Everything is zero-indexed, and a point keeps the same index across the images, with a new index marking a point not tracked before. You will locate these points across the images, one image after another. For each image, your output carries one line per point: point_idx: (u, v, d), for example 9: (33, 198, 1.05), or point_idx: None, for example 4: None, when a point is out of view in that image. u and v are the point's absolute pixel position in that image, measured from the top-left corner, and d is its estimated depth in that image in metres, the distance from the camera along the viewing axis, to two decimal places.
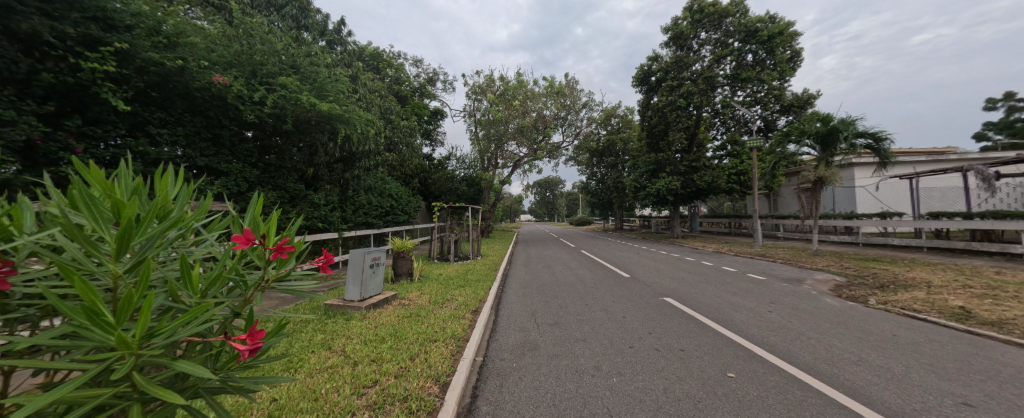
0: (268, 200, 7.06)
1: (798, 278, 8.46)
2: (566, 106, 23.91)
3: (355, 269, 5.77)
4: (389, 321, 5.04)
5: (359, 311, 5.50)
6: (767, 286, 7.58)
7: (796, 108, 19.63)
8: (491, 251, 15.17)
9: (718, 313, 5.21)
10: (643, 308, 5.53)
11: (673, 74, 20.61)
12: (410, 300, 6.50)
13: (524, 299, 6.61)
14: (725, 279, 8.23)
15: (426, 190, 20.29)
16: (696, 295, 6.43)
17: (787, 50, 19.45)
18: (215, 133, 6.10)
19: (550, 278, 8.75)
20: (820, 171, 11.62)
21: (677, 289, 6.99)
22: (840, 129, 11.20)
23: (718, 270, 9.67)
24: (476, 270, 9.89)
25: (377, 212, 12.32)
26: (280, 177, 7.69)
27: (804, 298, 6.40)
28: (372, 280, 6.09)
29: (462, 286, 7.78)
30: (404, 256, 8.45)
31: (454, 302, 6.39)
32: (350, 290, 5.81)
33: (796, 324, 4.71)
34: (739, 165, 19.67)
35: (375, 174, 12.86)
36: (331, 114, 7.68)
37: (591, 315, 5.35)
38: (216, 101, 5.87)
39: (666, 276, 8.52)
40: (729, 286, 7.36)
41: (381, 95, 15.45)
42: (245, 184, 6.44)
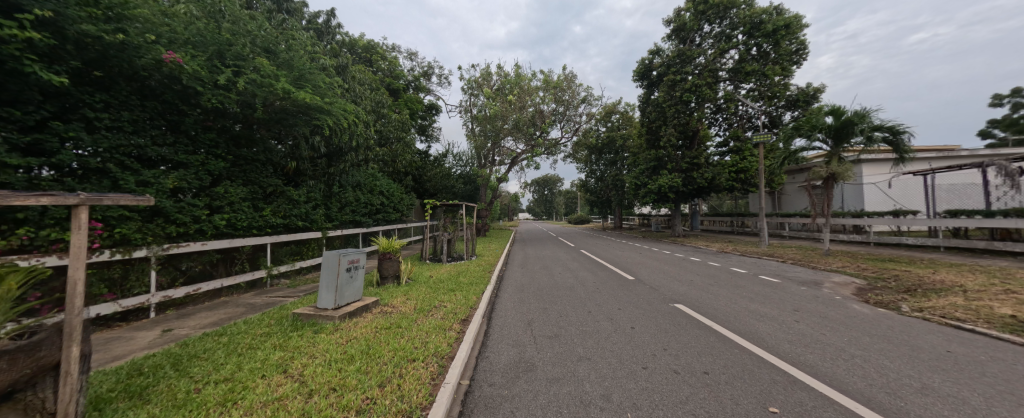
0: (238, 196, 6.40)
1: (814, 281, 7.86)
2: (565, 101, 23.25)
3: (329, 273, 5.14)
4: (363, 334, 4.40)
5: (332, 321, 4.84)
6: (784, 290, 6.98)
7: (802, 103, 19.05)
8: (486, 251, 14.54)
9: (740, 325, 4.58)
10: (653, 318, 4.89)
11: (676, 68, 20.00)
12: (392, 307, 5.86)
13: (519, 306, 5.99)
14: (737, 282, 7.61)
15: (420, 187, 19.61)
16: (709, 301, 5.81)
17: (794, 43, 18.82)
18: (173, 120, 5.40)
19: (548, 281, 8.10)
20: (833, 167, 11.04)
21: (687, 293, 6.38)
22: (854, 121, 10.60)
23: (727, 271, 9.07)
24: (469, 272, 9.26)
25: (366, 210, 11.66)
26: (253, 171, 6.98)
27: (830, 305, 5.78)
28: (349, 287, 5.44)
29: (452, 290, 7.14)
30: (390, 257, 7.83)
31: (442, 309, 5.77)
32: (324, 297, 5.14)
33: (831, 338, 4.10)
34: (740, 162, 19.17)
35: (363, 170, 12.17)
36: (310, 103, 6.96)
37: (595, 326, 4.73)
38: (172, 83, 5.18)
39: (673, 279, 7.91)
40: (743, 290, 6.75)
41: (371, 87, 14.75)
42: (208, 177, 5.78)
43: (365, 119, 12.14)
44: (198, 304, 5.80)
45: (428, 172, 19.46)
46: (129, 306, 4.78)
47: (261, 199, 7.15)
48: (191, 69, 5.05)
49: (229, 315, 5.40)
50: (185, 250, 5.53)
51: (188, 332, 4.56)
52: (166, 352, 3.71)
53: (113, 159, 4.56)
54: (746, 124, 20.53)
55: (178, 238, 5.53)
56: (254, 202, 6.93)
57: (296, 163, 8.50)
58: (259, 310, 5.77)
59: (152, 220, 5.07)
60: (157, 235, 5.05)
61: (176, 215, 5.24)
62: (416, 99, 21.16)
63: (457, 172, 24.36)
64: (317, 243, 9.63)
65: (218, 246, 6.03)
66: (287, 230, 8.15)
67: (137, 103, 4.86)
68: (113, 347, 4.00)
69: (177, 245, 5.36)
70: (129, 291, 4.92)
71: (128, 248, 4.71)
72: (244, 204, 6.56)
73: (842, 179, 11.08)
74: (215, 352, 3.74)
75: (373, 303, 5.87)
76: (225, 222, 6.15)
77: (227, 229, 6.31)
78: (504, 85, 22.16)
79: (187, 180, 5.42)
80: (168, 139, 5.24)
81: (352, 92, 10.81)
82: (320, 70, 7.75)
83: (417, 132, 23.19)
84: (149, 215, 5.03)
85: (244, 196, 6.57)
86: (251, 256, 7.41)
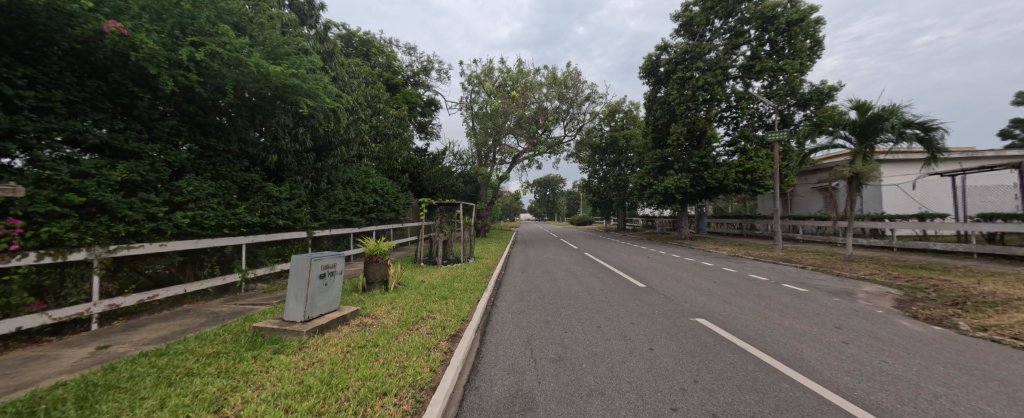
0: (205, 192, 5.72)
1: (844, 291, 7.12)
2: (568, 98, 22.53)
3: (298, 280, 4.45)
4: (331, 355, 3.69)
5: (298, 337, 4.14)
6: (814, 301, 6.25)
7: (816, 101, 18.25)
8: (485, 253, 13.83)
9: (780, 348, 3.85)
10: (675, 339, 4.16)
11: (684, 65, 19.28)
12: (374, 319, 5.17)
13: (518, 318, 5.27)
14: (760, 291, 6.88)
15: (418, 186, 18.95)
16: (734, 315, 5.08)
17: (809, 39, 18.01)
18: (123, 103, 4.72)
19: (551, 288, 7.36)
20: (857, 166, 10.36)
21: (707, 305, 5.67)
22: (882, 117, 9.80)
23: (745, 278, 8.33)
24: (464, 277, 8.56)
25: (359, 209, 10.99)
26: (225, 164, 6.30)
27: (874, 321, 5.04)
28: (323, 296, 4.73)
29: (444, 298, 6.44)
30: (378, 261, 7.17)
31: (430, 321, 5.06)
32: (292, 308, 4.44)
33: (895, 368, 3.36)
34: (748, 162, 18.09)
35: (354, 166, 11.51)
36: (286, 84, 6.30)
37: (607, 347, 4.00)
38: (121, 61, 4.50)
39: (688, 287, 7.18)
40: (769, 301, 6.01)
41: (365, 80, 14.05)
42: (167, 169, 5.09)
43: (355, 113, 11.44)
44: (154, 313, 5.12)
45: (427, 171, 18.80)
46: (63, 318, 4.10)
47: (236, 195, 6.49)
48: (140, 43, 4.37)
49: (186, 327, 4.71)
50: (139, 253, 4.86)
51: (128, 350, 3.86)
52: (80, 382, 2.99)
53: (38, 146, 3.86)
54: (756, 123, 19.53)
55: (130, 238, 4.84)
56: (226, 198, 6.26)
57: (277, 156, 7.82)
58: (221, 321, 5.09)
59: (95, 217, 4.37)
60: (100, 234, 4.35)
61: (125, 212, 4.55)
62: (414, 95, 20.54)
63: (457, 171, 23.72)
64: (301, 244, 8.93)
65: (179, 247, 5.36)
66: (267, 230, 7.49)
67: (73, 82, 4.17)
68: (27, 370, 3.30)
69: (127, 247, 4.68)
70: (66, 299, 4.23)
71: (61, 250, 4.00)
72: (213, 200, 5.88)
73: (867, 179, 10.45)
74: (142, 381, 3.03)
75: (353, 314, 5.18)
76: (188, 221, 5.48)
77: (193, 228, 5.63)
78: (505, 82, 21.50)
79: (139, 171, 4.74)
80: (115, 124, 4.56)
81: (342, 84, 10.10)
82: (300, 53, 7.10)
83: (416, 129, 22.54)
84: (89, 212, 4.34)
85: (213, 191, 5.91)
86: (222, 258, 6.73)
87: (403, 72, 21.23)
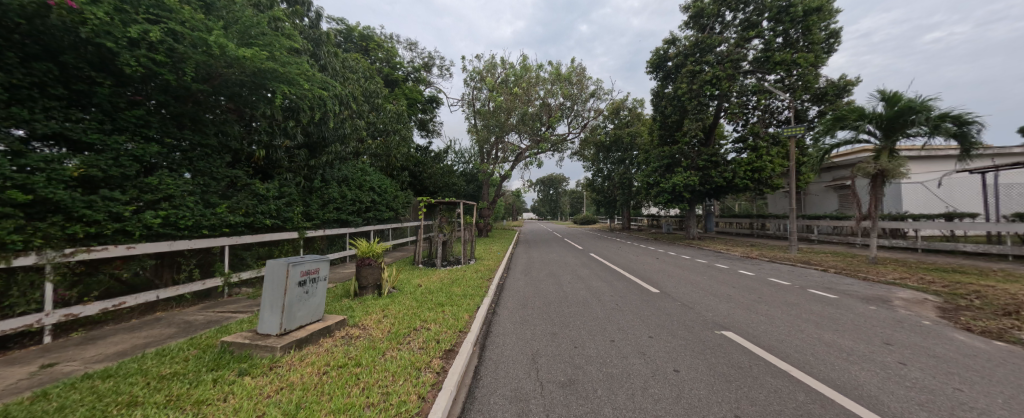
0: (179, 189, 5.23)
1: (878, 297, 6.51)
2: (573, 94, 21.93)
3: (274, 288, 3.94)
4: (304, 378, 3.16)
5: (272, 354, 3.62)
6: (849, 309, 5.66)
7: (830, 96, 17.58)
8: (487, 254, 13.29)
9: (830, 372, 3.28)
10: (703, 357, 3.61)
11: (694, 58, 18.65)
12: (361, 330, 4.65)
13: (521, 330, 4.75)
14: (786, 298, 6.29)
15: (419, 185, 18.44)
16: (764, 328, 4.52)
17: (824, 31, 17.34)
18: (81, 89, 4.23)
19: (556, 293, 6.82)
20: (883, 162, 9.75)
21: (731, 314, 5.11)
22: (912, 111, 9.19)
23: (765, 283, 7.75)
24: (464, 280, 8.03)
25: (355, 208, 10.50)
26: (202, 158, 5.80)
27: (925, 334, 4.45)
28: (303, 306, 4.21)
29: (440, 305, 5.92)
30: (370, 263, 6.70)
31: (422, 333, 4.54)
32: (266, 320, 3.93)
33: (977, 401, 2.78)
34: (756, 161, 17.21)
35: (350, 163, 11.01)
36: (263, 69, 5.77)
37: (625, 367, 3.45)
38: (76, 41, 4.01)
39: (706, 292, 6.61)
40: (799, 310, 5.44)
41: (362, 75, 13.54)
42: (133, 164, 4.60)
43: (349, 108, 10.94)
44: (121, 323, 4.64)
45: (427, 169, 18.32)
46: (6, 330, 3.60)
47: (216, 192, 6.00)
48: (96, 21, 3.87)
49: (150, 339, 4.19)
50: (102, 257, 4.37)
51: (74, 369, 3.35)
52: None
53: None
54: (768, 120, 18.82)
55: (91, 240, 4.34)
56: (204, 196, 5.77)
57: (264, 151, 7.33)
58: (192, 332, 4.57)
59: (45, 218, 3.85)
60: (53, 236, 3.86)
61: (81, 211, 4.04)
62: (414, 91, 20.03)
63: (459, 170, 23.26)
64: (292, 246, 8.43)
65: (150, 250, 4.87)
66: (254, 230, 7.01)
67: (17, 63, 3.68)
68: None
69: (87, 250, 4.19)
70: (12, 309, 3.73)
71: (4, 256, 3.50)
72: (189, 198, 5.40)
73: (893, 176, 9.86)
74: (72, 412, 2.51)
75: (339, 325, 4.67)
76: (160, 221, 4.99)
77: (167, 228, 5.15)
78: (508, 77, 20.95)
79: (99, 166, 4.24)
80: (69, 113, 4.08)
81: (336, 76, 9.59)
82: (281, 36, 6.57)
83: (417, 127, 22.10)
84: (40, 212, 3.83)
85: (188, 189, 5.42)
86: (202, 261, 6.24)
87: (403, 68, 20.77)
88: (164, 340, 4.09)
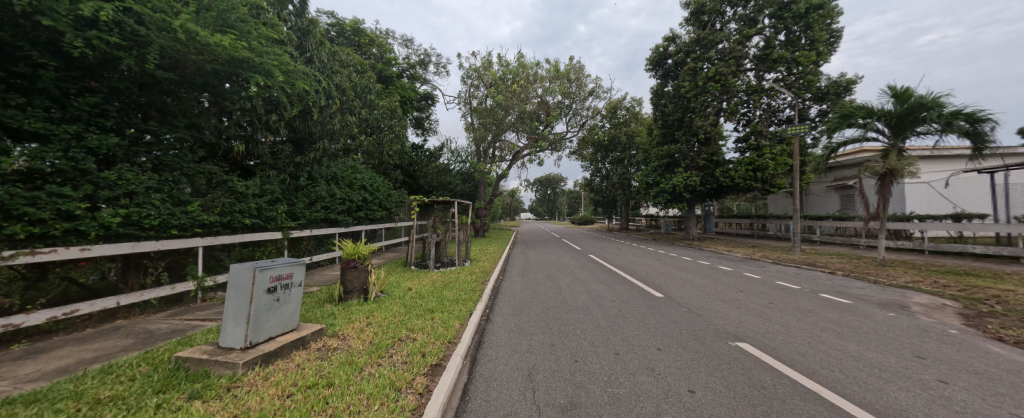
0: (143, 185, 4.77)
1: (894, 303, 6.16)
2: (572, 92, 21.56)
3: (238, 296, 3.51)
4: (264, 402, 2.73)
5: (233, 371, 3.19)
6: (867, 316, 5.30)
7: (832, 95, 17.29)
8: (482, 255, 12.86)
9: (863, 391, 2.89)
10: (720, 374, 3.22)
11: (695, 55, 18.32)
12: (341, 341, 4.23)
13: (517, 341, 4.33)
14: (797, 303, 5.93)
15: (414, 184, 18.01)
16: (781, 339, 4.14)
17: (827, 28, 17.06)
18: (24, 72, 3.80)
19: (554, 298, 6.42)
20: (891, 162, 9.45)
21: (742, 323, 4.73)
22: (922, 108, 8.89)
23: (773, 286, 7.41)
24: (457, 284, 7.60)
25: (345, 207, 10.04)
26: (171, 153, 5.34)
27: (955, 345, 4.08)
28: (273, 316, 3.78)
29: (430, 311, 5.50)
30: (356, 266, 6.27)
31: (407, 345, 4.10)
32: (230, 332, 3.50)
33: None
34: (760, 159, 16.83)
35: (340, 161, 10.58)
36: (237, 58, 5.31)
37: (632, 387, 3.04)
38: (13, 15, 3.57)
39: (712, 297, 6.25)
40: (814, 317, 5.06)
41: (354, 69, 13.06)
42: (89, 156, 4.17)
43: (338, 103, 10.47)
44: (74, 334, 4.20)
45: (422, 167, 17.91)
46: None
47: (186, 189, 5.54)
48: None
49: (99, 353, 3.75)
50: (50, 260, 3.90)
51: (1, 390, 2.91)
52: None
53: None
54: (770, 119, 18.49)
55: (36, 241, 3.88)
56: (172, 193, 5.31)
57: (244, 146, 6.88)
58: (150, 344, 4.13)
59: None
60: None
61: (24, 209, 3.56)
62: (409, 87, 19.60)
63: (455, 169, 22.89)
64: (275, 247, 7.97)
65: (109, 252, 4.42)
66: (231, 230, 6.55)
67: None
68: None
69: (30, 253, 3.70)
70: None
71: None
72: (155, 195, 4.94)
73: (901, 176, 9.56)
74: None
75: (315, 336, 4.24)
76: (120, 220, 4.53)
77: (129, 228, 4.69)
78: (505, 74, 20.55)
79: (46, 158, 3.79)
80: (8, 98, 3.65)
81: (323, 68, 9.15)
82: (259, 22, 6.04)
83: (412, 125, 21.65)
84: None
85: (153, 185, 4.95)
86: (172, 263, 5.77)
87: (398, 64, 20.32)
88: (112, 355, 3.65)
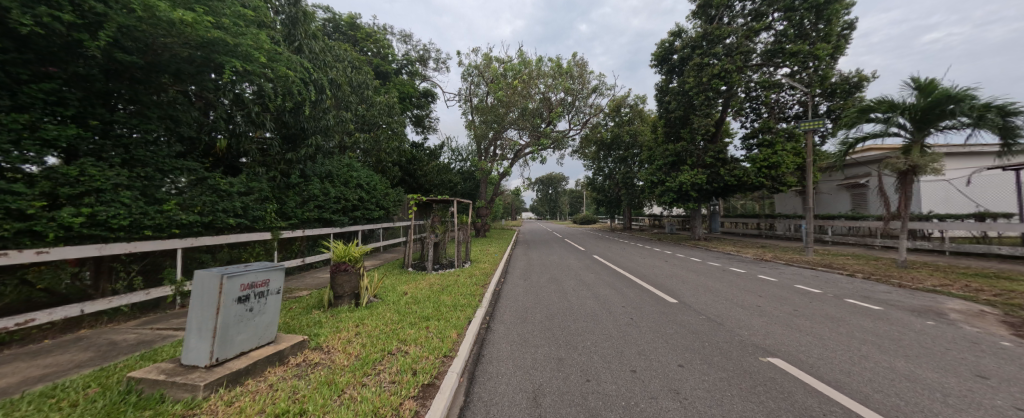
0: (109, 181, 4.35)
1: (929, 310, 5.67)
2: (574, 89, 21.06)
3: (203, 306, 3.07)
4: None
5: (191, 395, 2.75)
6: (904, 325, 4.82)
7: (843, 91, 16.76)
8: (482, 256, 12.42)
9: None
10: (756, 400, 2.76)
11: (701, 51, 17.78)
12: (323, 355, 3.78)
13: (520, 354, 3.89)
14: (824, 310, 5.46)
15: (414, 183, 17.60)
16: (816, 353, 3.67)
17: (840, 22, 16.50)
18: None
19: (559, 304, 5.97)
20: (914, 158, 8.97)
21: (769, 334, 4.27)
22: (950, 101, 8.41)
23: (792, 290, 6.94)
24: (456, 287, 7.16)
25: (340, 206, 9.60)
26: (139, 147, 4.91)
27: (1015, 361, 3.61)
28: (245, 328, 3.34)
29: (424, 319, 5.06)
30: (347, 269, 5.82)
31: (395, 360, 3.65)
32: (193, 347, 3.07)
33: None
34: (771, 157, 16.25)
35: (335, 158, 10.17)
36: (207, 39, 4.86)
37: (656, 416, 2.59)
38: None
39: (731, 303, 5.77)
40: (848, 327, 4.59)
41: (349, 64, 12.60)
42: (38, 148, 3.76)
43: (331, 97, 10.02)
44: (29, 346, 3.78)
45: (422, 166, 17.48)
46: None
47: (162, 186, 5.12)
48: None
49: (47, 371, 3.29)
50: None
51: None
52: None
53: None
54: (778, 115, 17.95)
55: None
56: (146, 190, 4.89)
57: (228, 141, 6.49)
58: (111, 358, 3.66)
59: None
60: None
61: None
62: (408, 84, 19.17)
63: (455, 168, 22.50)
64: (264, 248, 7.54)
65: (69, 255, 3.97)
66: (215, 231, 6.12)
67: None
68: None
69: None
70: None
71: None
72: (125, 193, 4.51)
73: (925, 173, 9.08)
74: None
75: (295, 349, 3.80)
76: (83, 220, 4.09)
77: (95, 229, 4.25)
78: (507, 71, 20.09)
79: None
80: None
81: (314, 61, 8.72)
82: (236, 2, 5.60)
83: (411, 123, 21.24)
84: None
85: (123, 182, 4.53)
86: (148, 266, 5.36)
87: (397, 60, 19.89)
88: (57, 375, 3.18)
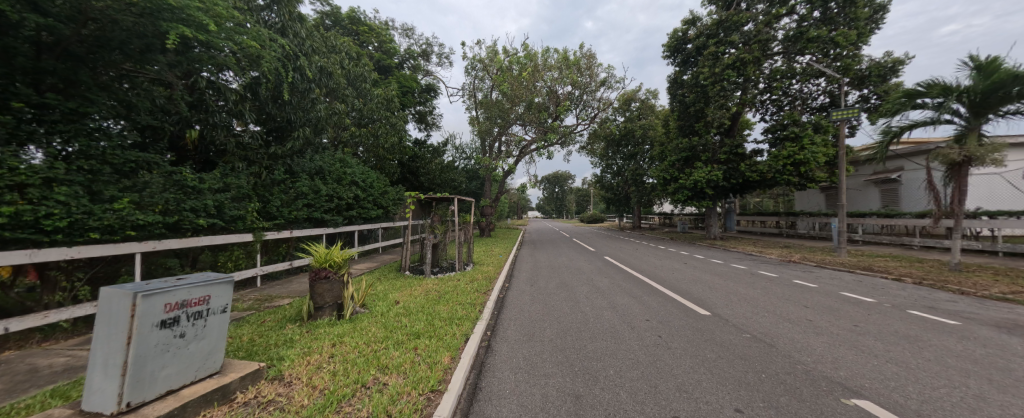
0: (36, 174, 3.64)
1: (1017, 325, 4.73)
2: (582, 82, 20.16)
3: (110, 334, 2.34)
4: None
5: None
6: (1003, 347, 3.88)
7: (873, 79, 15.56)
8: (486, 258, 11.63)
9: None
10: None
11: (717, 38, 16.75)
12: (282, 389, 3.03)
13: (527, 389, 3.08)
14: (893, 326, 4.54)
15: (416, 181, 16.86)
16: (914, 393, 2.79)
17: (870, 4, 15.30)
18: None
19: (572, 316, 5.16)
20: (971, 147, 7.94)
21: (838, 361, 3.39)
22: (1015, 81, 7.44)
23: (840, 299, 6.03)
24: (455, 294, 6.39)
25: (333, 205, 8.89)
26: (76, 135, 4.22)
27: None
28: (173, 359, 2.59)
29: (415, 337, 4.29)
30: (328, 277, 5.04)
31: (369, 397, 2.87)
32: (98, 388, 2.33)
33: None
34: (796, 153, 15.13)
35: (327, 153, 9.47)
36: (148, 2, 4.09)
37: None
38: None
39: (777, 317, 4.89)
40: (934, 351, 3.69)
41: (344, 56, 11.90)
42: None
43: (320, 88, 9.30)
44: None
45: (424, 163, 16.77)
46: None
47: (111, 181, 4.41)
48: None
49: None
50: None
51: None
52: None
53: None
54: (802, 107, 16.80)
55: None
56: (91, 186, 4.20)
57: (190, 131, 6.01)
58: (21, 391, 2.94)
59: None
60: None
61: None
62: (409, 78, 18.51)
63: (459, 166, 21.80)
64: (245, 251, 6.84)
65: None
66: (183, 233, 5.42)
67: None
68: None
69: None
70: None
71: None
72: (61, 188, 3.80)
73: (982, 164, 8.05)
74: None
75: (245, 381, 3.04)
76: (5, 221, 3.33)
77: (23, 231, 3.50)
78: (511, 64, 19.24)
79: None
80: None
81: (300, 47, 8.04)
82: None
83: (414, 120, 20.61)
84: None
85: (56, 176, 3.84)
86: (101, 274, 4.64)
87: (398, 54, 19.29)
88: None
